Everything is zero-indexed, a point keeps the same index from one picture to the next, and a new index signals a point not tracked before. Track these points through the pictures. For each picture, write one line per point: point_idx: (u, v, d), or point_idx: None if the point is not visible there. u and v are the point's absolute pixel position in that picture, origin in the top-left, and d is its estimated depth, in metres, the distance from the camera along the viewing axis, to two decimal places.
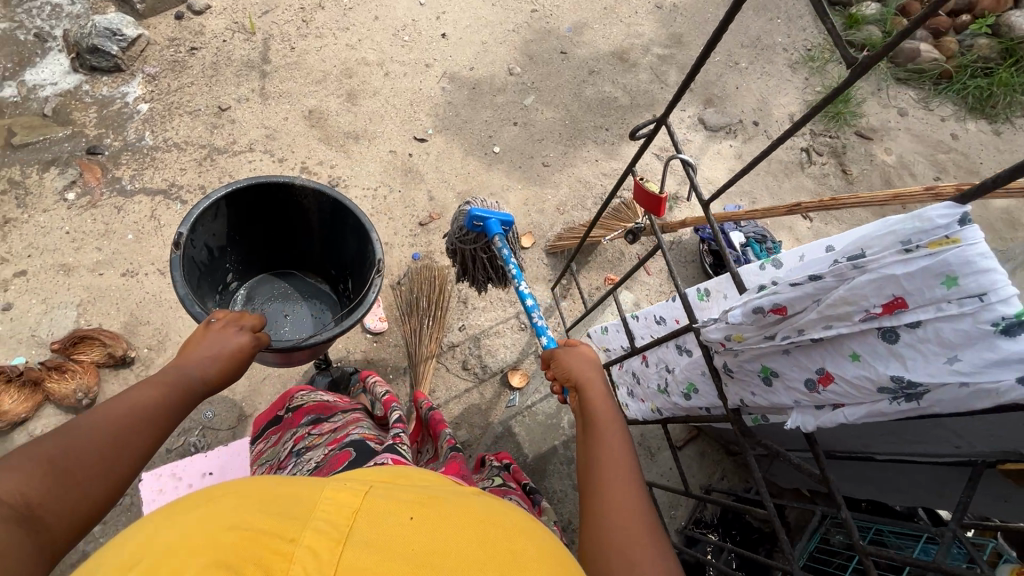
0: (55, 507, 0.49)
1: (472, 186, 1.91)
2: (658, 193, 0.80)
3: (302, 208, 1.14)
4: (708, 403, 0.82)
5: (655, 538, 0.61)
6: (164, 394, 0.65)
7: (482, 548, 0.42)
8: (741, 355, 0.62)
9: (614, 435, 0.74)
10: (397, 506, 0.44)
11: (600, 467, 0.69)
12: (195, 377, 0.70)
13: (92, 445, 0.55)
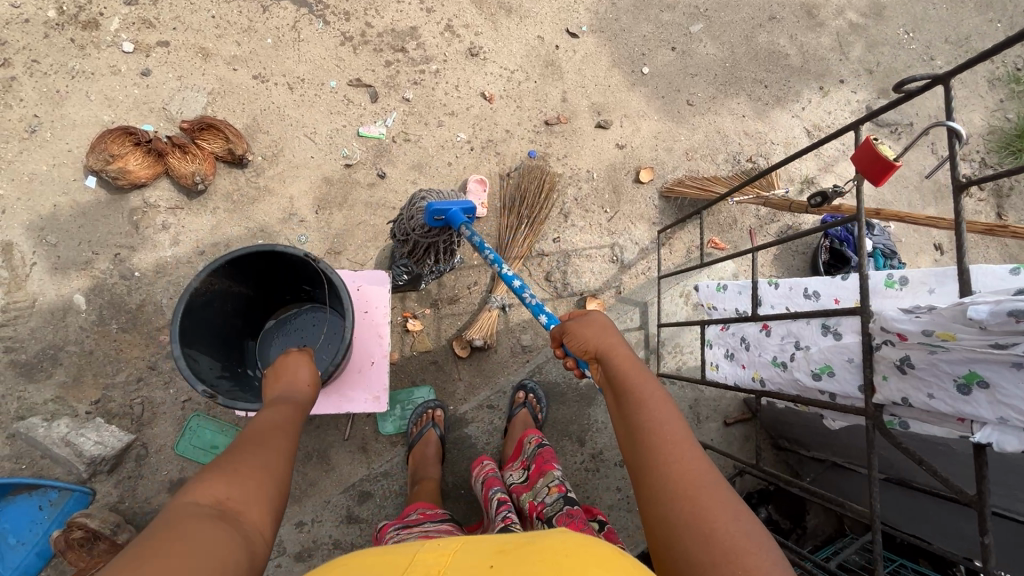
0: (240, 503, 0.54)
1: (608, 101, 1.80)
2: (889, 160, 0.71)
3: (226, 295, 1.04)
4: (839, 390, 0.79)
5: (723, 502, 0.61)
6: (277, 413, 0.72)
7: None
8: (942, 354, 0.58)
9: (654, 405, 0.73)
10: (475, 562, 0.50)
11: (655, 448, 0.68)
12: (291, 397, 0.77)
13: (251, 460, 0.60)
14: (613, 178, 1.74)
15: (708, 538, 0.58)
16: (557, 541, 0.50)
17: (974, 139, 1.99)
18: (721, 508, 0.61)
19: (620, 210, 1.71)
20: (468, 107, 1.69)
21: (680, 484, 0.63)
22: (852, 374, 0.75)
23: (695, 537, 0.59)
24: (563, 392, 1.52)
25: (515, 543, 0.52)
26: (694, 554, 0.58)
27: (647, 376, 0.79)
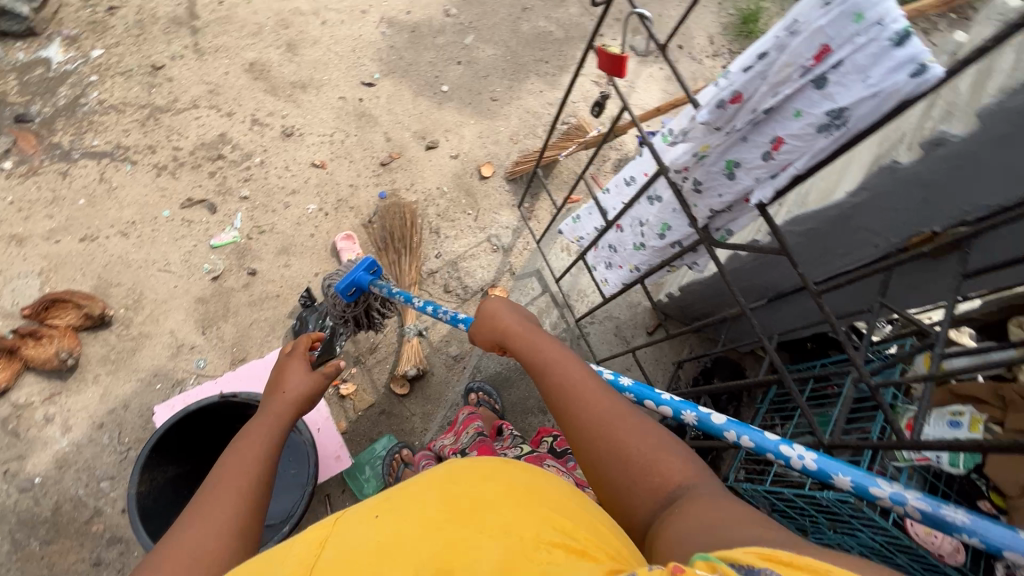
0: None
1: (426, 124, 1.96)
2: (619, 54, 0.91)
3: (171, 482, 1.09)
4: (681, 236, 0.97)
5: (633, 427, 0.71)
6: (231, 472, 0.65)
7: (449, 511, 0.55)
8: (709, 161, 0.75)
9: (557, 369, 0.82)
10: (364, 516, 0.57)
11: (568, 402, 0.77)
12: (258, 445, 0.71)
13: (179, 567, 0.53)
14: (462, 183, 1.89)
15: (628, 463, 0.68)
16: (444, 478, 0.61)
17: (717, 38, 2.41)
18: (632, 433, 0.70)
19: (480, 207, 1.87)
20: (305, 180, 1.77)
21: (595, 428, 0.73)
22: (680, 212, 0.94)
23: (616, 465, 0.69)
24: (508, 377, 1.60)
25: (405, 489, 0.61)
26: (620, 478, 0.68)
27: (549, 345, 0.88)
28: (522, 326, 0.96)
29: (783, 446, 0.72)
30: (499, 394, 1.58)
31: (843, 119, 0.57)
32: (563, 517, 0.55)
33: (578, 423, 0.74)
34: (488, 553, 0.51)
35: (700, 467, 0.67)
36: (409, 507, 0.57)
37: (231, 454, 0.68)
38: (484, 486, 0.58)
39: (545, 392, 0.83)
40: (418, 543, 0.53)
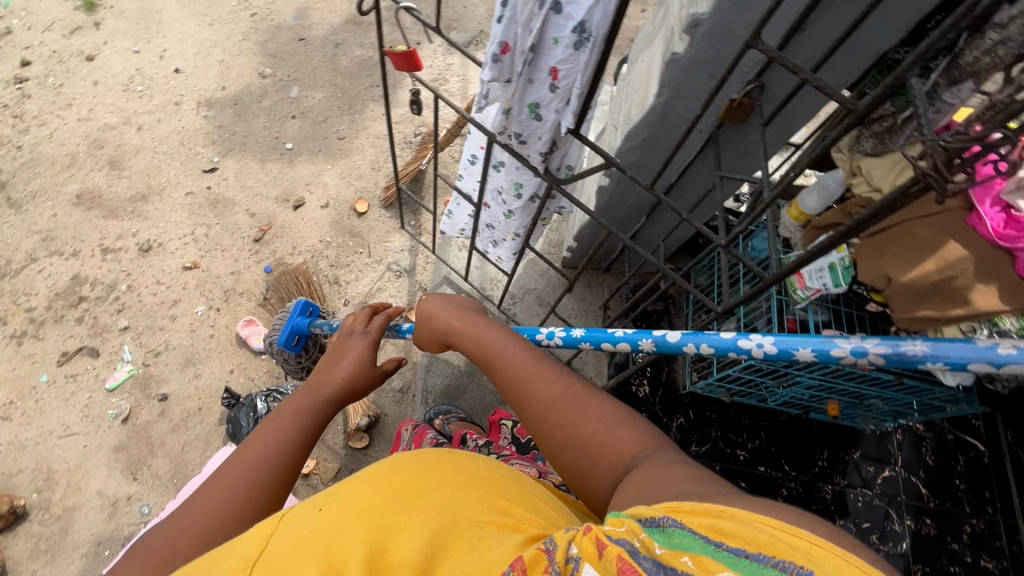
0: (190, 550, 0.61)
1: (285, 186, 1.93)
2: (407, 50, 0.95)
3: None
4: (533, 189, 1.03)
5: (590, 408, 0.71)
6: (244, 468, 0.70)
7: (397, 499, 0.59)
8: (514, 113, 0.80)
9: (507, 361, 0.81)
10: (305, 510, 0.59)
11: (523, 393, 0.77)
12: (280, 438, 0.75)
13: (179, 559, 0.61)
14: (341, 227, 1.88)
15: (587, 443, 0.68)
16: (386, 467, 0.65)
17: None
18: (590, 414, 0.71)
19: (369, 242, 1.86)
20: (183, 286, 1.71)
21: (552, 415, 0.73)
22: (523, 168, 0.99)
23: (578, 449, 0.69)
24: (457, 386, 1.61)
25: (350, 480, 0.64)
26: (582, 462, 0.68)
27: (498, 335, 0.86)
28: (465, 320, 0.92)
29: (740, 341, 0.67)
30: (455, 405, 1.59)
31: (587, 30, 0.63)
32: (506, 499, 0.62)
33: (537, 413, 0.75)
34: (428, 524, 0.56)
35: (656, 434, 0.68)
36: (360, 500, 0.59)
37: (256, 442, 0.73)
38: (431, 476, 0.63)
39: (500, 385, 0.82)
40: (363, 524, 0.56)
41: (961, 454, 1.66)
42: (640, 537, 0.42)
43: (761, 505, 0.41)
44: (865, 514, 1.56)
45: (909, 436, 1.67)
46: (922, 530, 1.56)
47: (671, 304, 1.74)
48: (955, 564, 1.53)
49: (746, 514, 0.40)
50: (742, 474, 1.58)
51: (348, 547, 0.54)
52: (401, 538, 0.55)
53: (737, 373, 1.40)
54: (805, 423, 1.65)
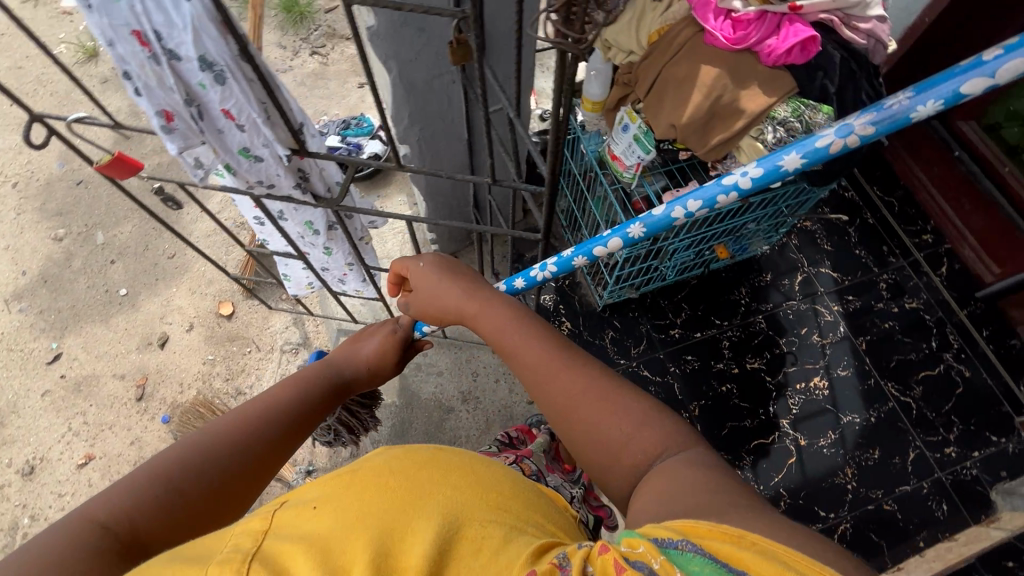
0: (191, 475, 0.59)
1: (140, 332, 1.80)
2: (114, 156, 0.87)
3: None
4: (324, 218, 0.99)
5: (618, 403, 0.62)
6: (267, 407, 0.69)
7: (392, 498, 0.52)
8: (237, 167, 0.75)
9: (515, 346, 0.70)
10: (301, 508, 0.52)
11: (541, 382, 0.67)
12: (305, 389, 0.75)
13: (192, 477, 0.59)
14: (218, 339, 1.78)
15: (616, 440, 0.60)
16: (388, 461, 0.57)
17: (286, 25, 2.34)
18: (620, 412, 0.61)
19: (253, 337, 1.78)
20: (88, 484, 1.58)
21: (572, 409, 0.63)
22: (302, 210, 0.95)
23: (603, 452, 0.60)
24: (402, 421, 1.58)
25: (344, 475, 0.56)
26: (608, 467, 0.60)
27: (500, 310, 0.74)
28: (467, 294, 0.79)
29: (724, 180, 0.68)
30: (409, 439, 1.55)
31: (214, 62, 0.59)
32: (497, 499, 0.56)
33: (556, 405, 0.64)
34: (435, 519, 0.50)
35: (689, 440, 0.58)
36: (355, 495, 0.52)
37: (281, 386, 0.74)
38: (431, 475, 0.56)
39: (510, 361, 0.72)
40: (366, 521, 0.49)
41: (849, 227, 1.78)
42: (658, 560, 0.39)
43: (755, 522, 0.41)
44: (799, 322, 1.65)
45: (803, 236, 1.77)
46: (849, 308, 1.68)
47: (552, 240, 1.76)
48: (887, 320, 1.66)
49: (769, 545, 0.39)
50: (684, 349, 1.62)
51: (353, 547, 0.47)
52: (407, 536, 0.48)
53: (628, 268, 1.46)
54: (714, 276, 1.70)
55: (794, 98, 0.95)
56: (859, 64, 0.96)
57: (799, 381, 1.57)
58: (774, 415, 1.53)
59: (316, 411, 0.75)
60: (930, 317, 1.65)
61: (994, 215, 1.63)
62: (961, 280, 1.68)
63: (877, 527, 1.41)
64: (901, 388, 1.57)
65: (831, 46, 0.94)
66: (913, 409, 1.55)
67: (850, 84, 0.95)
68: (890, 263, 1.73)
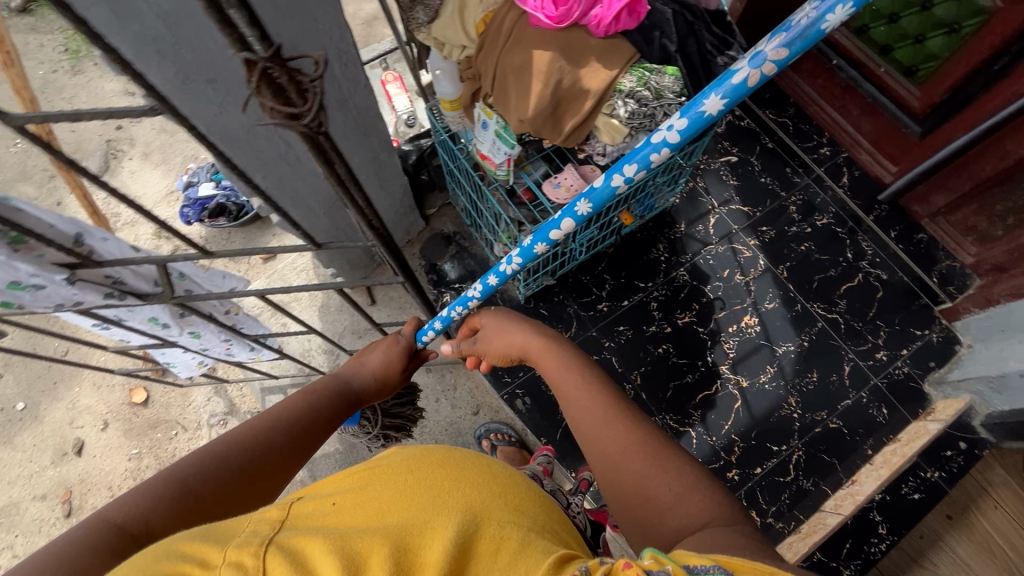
0: (205, 479, 0.61)
1: (49, 443, 1.66)
2: None
3: None
4: (169, 311, 0.89)
5: (664, 460, 0.65)
6: (277, 417, 0.73)
7: (403, 494, 0.54)
8: (20, 304, 0.66)
9: (574, 394, 0.80)
10: (319, 501, 0.54)
11: (597, 429, 0.73)
12: (310, 400, 0.80)
13: (208, 476, 0.61)
14: (139, 430, 1.65)
15: (655, 495, 0.62)
16: (406, 460, 0.59)
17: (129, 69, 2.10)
18: (667, 473, 0.64)
19: (175, 418, 1.66)
20: None
21: (619, 462, 0.68)
22: (138, 311, 0.85)
23: (640, 504, 0.63)
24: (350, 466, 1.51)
25: (364, 471, 0.58)
26: (642, 518, 0.62)
27: (567, 360, 0.87)
28: (533, 335, 0.94)
29: (651, 138, 0.65)
30: None
31: None
32: (509, 493, 0.58)
33: (603, 452, 0.71)
34: (454, 517, 0.51)
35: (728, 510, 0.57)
36: (376, 490, 0.55)
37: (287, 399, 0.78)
38: (439, 474, 0.57)
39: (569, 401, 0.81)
40: (390, 517, 0.51)
41: (751, 157, 1.76)
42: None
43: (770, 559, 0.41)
44: (720, 265, 1.64)
45: (708, 177, 1.74)
46: (765, 239, 1.67)
47: (461, 241, 1.67)
48: (803, 243, 1.66)
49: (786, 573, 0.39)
50: (615, 321, 1.59)
51: (373, 535, 0.48)
52: (427, 533, 0.49)
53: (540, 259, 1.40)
54: (628, 239, 1.66)
55: (636, 65, 0.89)
56: (695, 14, 0.91)
57: (730, 324, 1.58)
58: (713, 364, 1.54)
59: (322, 418, 0.79)
60: (842, 230, 1.66)
61: (880, 117, 1.61)
62: (863, 186, 1.69)
63: (828, 447, 1.45)
64: (827, 305, 1.59)
65: (660, 3, 0.89)
66: (841, 324, 1.57)
67: (689, 37, 0.89)
68: (795, 184, 1.72)
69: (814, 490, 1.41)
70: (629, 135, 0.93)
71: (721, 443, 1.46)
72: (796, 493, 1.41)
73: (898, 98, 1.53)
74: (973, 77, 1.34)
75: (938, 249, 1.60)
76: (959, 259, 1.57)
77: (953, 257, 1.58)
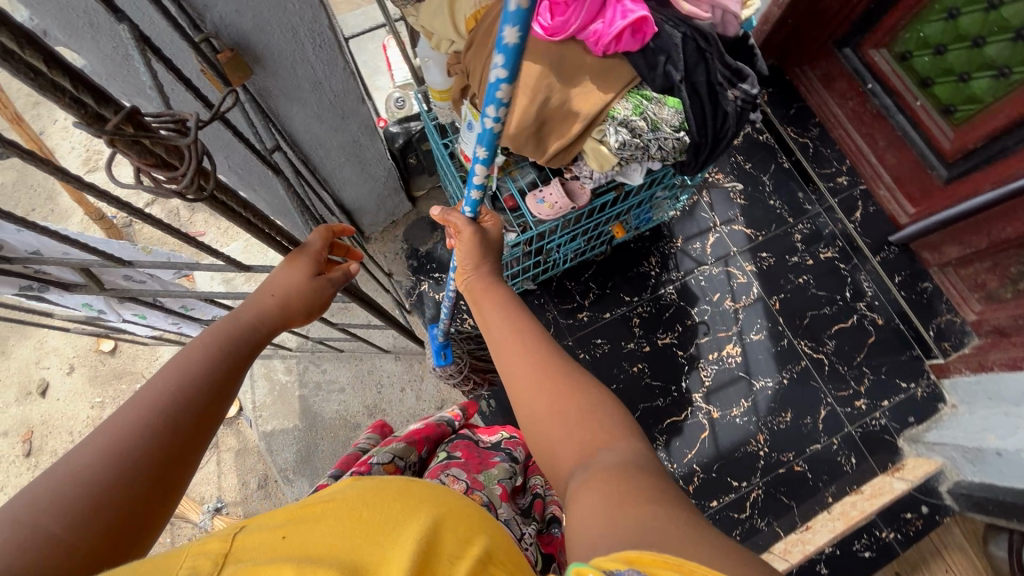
0: (59, 510, 0.44)
1: (14, 380, 1.65)
2: None
3: None
4: (104, 300, 0.84)
5: (579, 390, 0.63)
6: (147, 405, 0.53)
7: (363, 526, 0.46)
8: None
9: (496, 326, 0.75)
10: (263, 536, 0.44)
11: (525, 353, 0.69)
12: (201, 360, 0.59)
13: (58, 513, 0.44)
14: (103, 379, 1.63)
15: (566, 422, 0.60)
16: (360, 489, 0.50)
17: None
18: (576, 392, 0.62)
19: (141, 371, 1.63)
20: None
21: (536, 386, 0.64)
22: (71, 297, 0.81)
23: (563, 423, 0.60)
24: (306, 445, 1.48)
25: (313, 504, 0.48)
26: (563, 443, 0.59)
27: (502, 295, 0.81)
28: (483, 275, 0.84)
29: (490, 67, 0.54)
30: (316, 464, 1.47)
31: None
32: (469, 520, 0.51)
33: (515, 384, 0.67)
34: (410, 542, 0.45)
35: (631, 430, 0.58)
36: (326, 533, 0.45)
37: (164, 369, 0.58)
38: (395, 495, 0.50)
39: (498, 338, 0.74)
40: (340, 550, 0.44)
41: (763, 176, 1.66)
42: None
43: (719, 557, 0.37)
44: (712, 288, 1.57)
45: (715, 192, 1.64)
46: (762, 266, 1.59)
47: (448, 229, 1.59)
48: (801, 275, 1.58)
49: None
50: (593, 333, 1.54)
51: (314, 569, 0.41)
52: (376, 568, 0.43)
53: (520, 264, 1.33)
54: (620, 249, 1.59)
55: (634, 91, 0.80)
56: (708, 40, 0.81)
57: (711, 351, 1.52)
58: (686, 390, 1.49)
59: (225, 383, 0.60)
60: (844, 266, 1.58)
61: (906, 151, 1.50)
62: (876, 223, 1.59)
63: (788, 489, 1.43)
64: (815, 344, 1.52)
65: (669, 24, 0.79)
66: (825, 366, 1.51)
67: (699, 65, 0.80)
68: (805, 211, 1.62)
69: (766, 530, 1.40)
70: (618, 163, 0.84)
71: (681, 471, 1.44)
72: (747, 531, 1.40)
73: (930, 137, 1.43)
74: (1010, 130, 1.24)
75: (942, 301, 1.52)
76: (961, 314, 1.49)
77: (955, 311, 1.50)
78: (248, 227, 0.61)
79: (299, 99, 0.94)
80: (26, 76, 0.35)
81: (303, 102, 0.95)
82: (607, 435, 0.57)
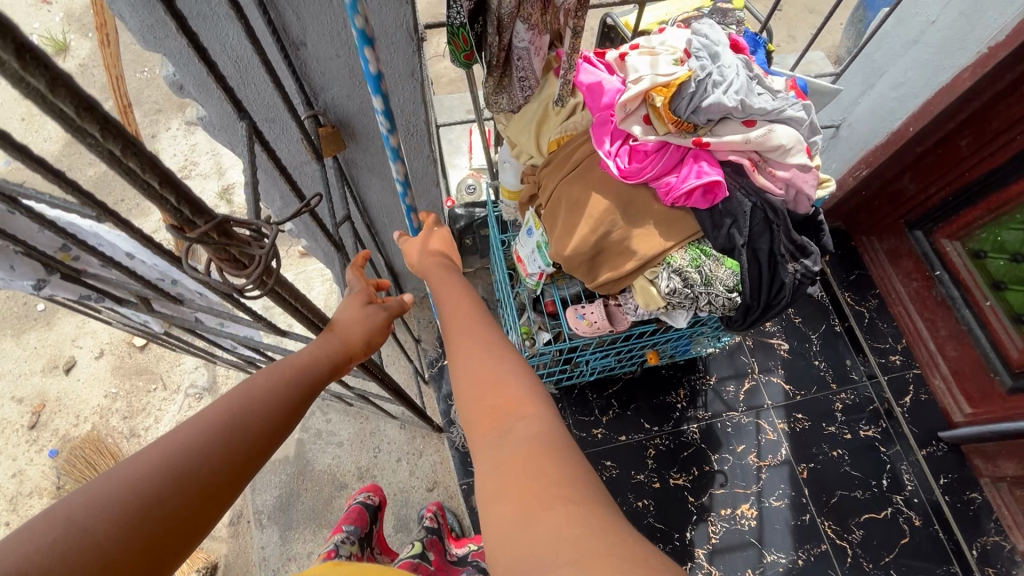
0: (105, 512, 0.43)
1: (47, 351, 1.73)
2: None
3: None
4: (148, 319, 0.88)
5: (503, 366, 0.65)
6: (211, 420, 0.51)
7: None
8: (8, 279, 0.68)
9: (450, 300, 0.76)
10: None
11: (466, 330, 0.70)
12: (270, 383, 0.56)
13: (105, 521, 0.42)
14: (124, 372, 1.68)
15: (486, 389, 0.62)
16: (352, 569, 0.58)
17: None
18: (501, 364, 0.65)
19: (161, 374, 1.67)
20: None
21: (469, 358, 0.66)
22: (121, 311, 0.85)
23: (482, 391, 0.62)
24: (289, 493, 1.44)
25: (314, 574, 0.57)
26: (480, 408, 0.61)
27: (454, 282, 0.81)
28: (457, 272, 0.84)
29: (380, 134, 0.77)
30: (292, 515, 1.42)
31: None
32: None
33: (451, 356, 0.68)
34: None
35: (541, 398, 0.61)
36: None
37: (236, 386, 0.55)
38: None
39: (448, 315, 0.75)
40: None
41: (812, 333, 1.61)
42: None
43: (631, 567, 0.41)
44: (737, 438, 1.49)
45: (759, 338, 1.60)
46: (795, 427, 1.50)
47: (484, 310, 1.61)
48: (836, 448, 1.48)
49: None
50: (604, 453, 1.47)
51: None
52: None
53: (546, 368, 1.31)
54: (651, 372, 1.55)
55: (694, 244, 0.81)
56: (778, 214, 0.82)
57: (724, 506, 1.42)
58: (690, 542, 1.38)
59: (290, 412, 0.57)
60: (885, 449, 1.47)
61: (968, 346, 1.44)
62: (926, 413, 1.50)
63: None
64: (840, 529, 1.39)
65: (742, 192, 0.80)
66: (847, 556, 1.37)
67: (763, 235, 0.81)
68: (850, 380, 1.55)
69: None
70: (663, 307, 0.84)
71: None
72: None
73: (997, 340, 1.37)
74: None
75: (990, 519, 1.38)
76: (1011, 539, 1.34)
77: (1004, 534, 1.36)
78: (293, 310, 0.62)
79: (379, 174, 1.00)
80: (138, 185, 0.38)
81: (382, 177, 1.01)
82: (523, 404, 0.60)
